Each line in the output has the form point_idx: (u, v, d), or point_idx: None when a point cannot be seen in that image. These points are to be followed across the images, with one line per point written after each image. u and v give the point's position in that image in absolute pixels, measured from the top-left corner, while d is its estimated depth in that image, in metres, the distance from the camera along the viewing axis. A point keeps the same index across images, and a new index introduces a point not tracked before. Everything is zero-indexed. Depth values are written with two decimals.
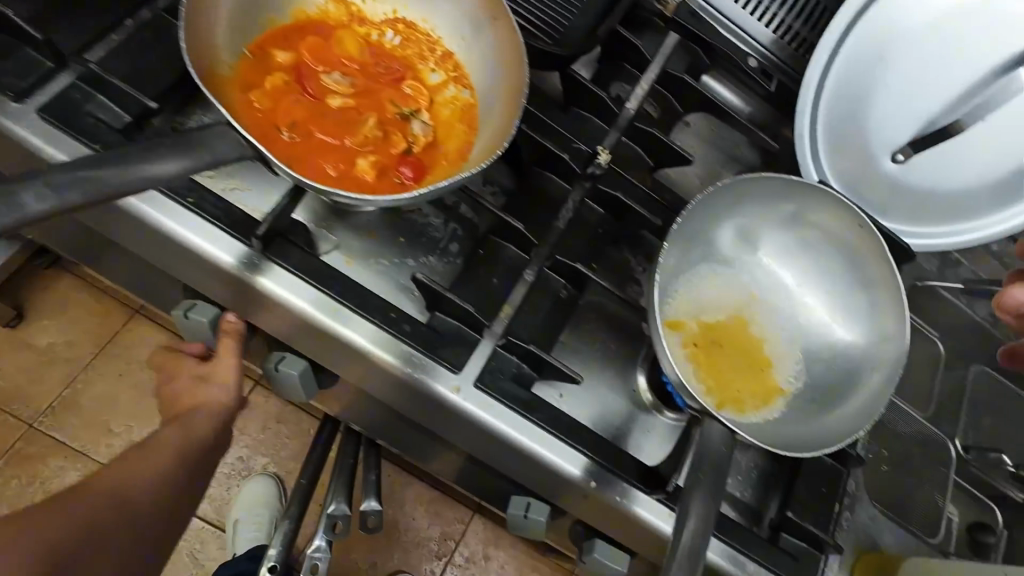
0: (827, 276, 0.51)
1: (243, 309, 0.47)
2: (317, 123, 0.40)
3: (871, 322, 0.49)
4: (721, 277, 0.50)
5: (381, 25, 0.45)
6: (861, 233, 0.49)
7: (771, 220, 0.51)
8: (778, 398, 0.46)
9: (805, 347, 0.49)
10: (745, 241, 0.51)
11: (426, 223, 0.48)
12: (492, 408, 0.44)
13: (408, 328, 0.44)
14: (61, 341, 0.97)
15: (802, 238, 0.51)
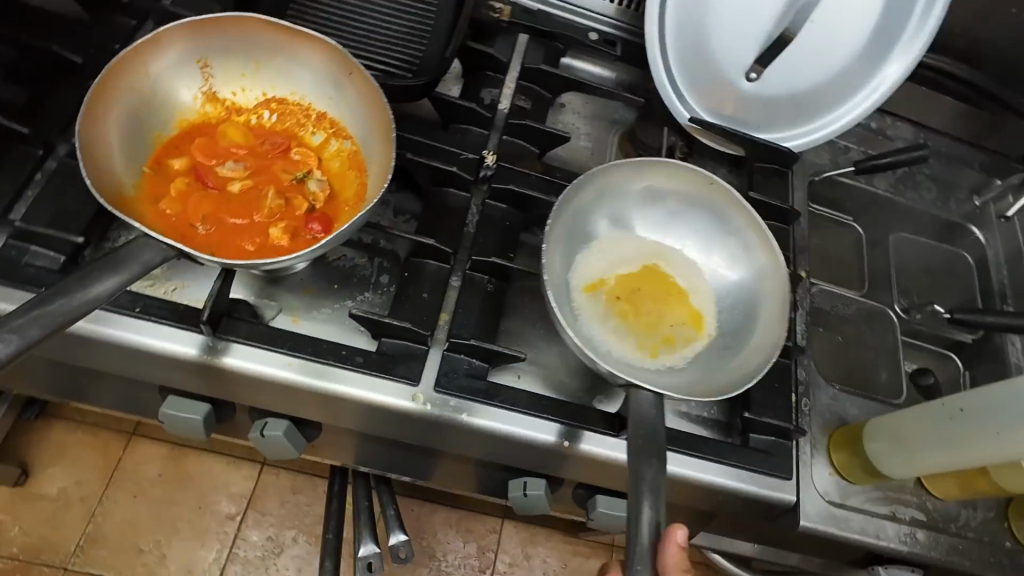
0: (698, 241, 0.56)
1: (213, 390, 0.51)
2: (226, 210, 0.45)
3: (747, 263, 0.54)
4: (607, 269, 0.53)
5: (257, 108, 0.50)
6: (713, 189, 0.55)
7: (640, 193, 0.56)
8: (689, 355, 0.50)
9: (701, 304, 0.53)
10: (624, 217, 0.55)
11: (354, 265, 0.55)
12: (455, 405, 0.48)
13: (360, 359, 0.47)
14: (71, 483, 1.00)
15: (671, 199, 0.56)
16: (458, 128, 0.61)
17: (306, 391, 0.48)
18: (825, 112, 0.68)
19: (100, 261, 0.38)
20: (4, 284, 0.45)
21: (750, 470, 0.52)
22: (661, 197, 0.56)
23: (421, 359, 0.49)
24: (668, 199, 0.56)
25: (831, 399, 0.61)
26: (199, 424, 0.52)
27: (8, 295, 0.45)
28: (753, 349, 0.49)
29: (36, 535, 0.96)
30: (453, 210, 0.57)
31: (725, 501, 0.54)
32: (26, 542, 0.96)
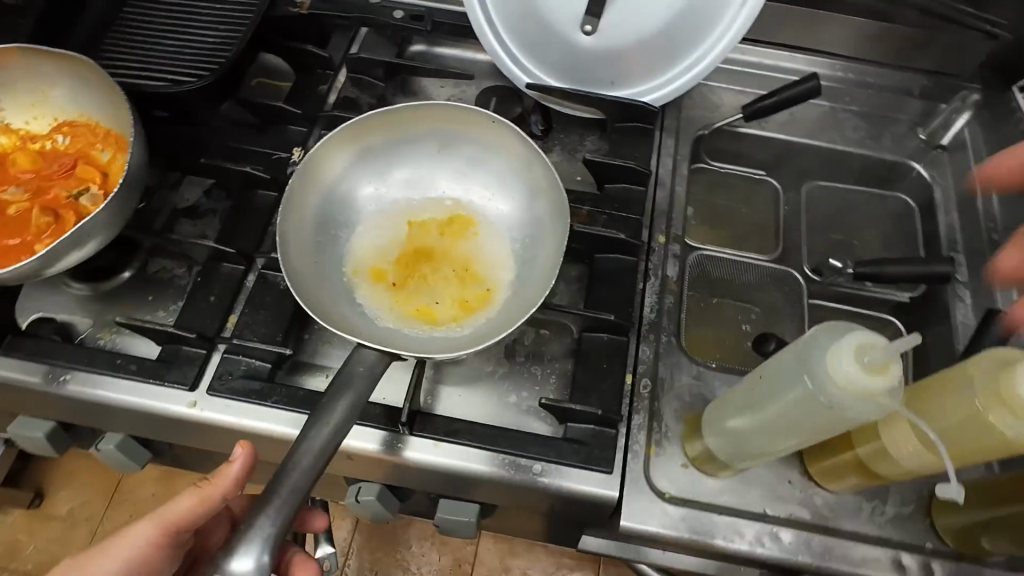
0: (487, 184, 0.53)
1: (35, 409, 0.53)
2: (2, 233, 0.48)
3: (536, 203, 0.51)
4: (384, 225, 0.51)
5: (52, 134, 0.53)
6: (496, 129, 0.51)
7: (425, 158, 0.54)
8: (461, 304, 0.47)
9: (486, 252, 0.50)
10: (403, 183, 0.53)
11: (171, 275, 0.56)
12: (229, 408, 0.47)
13: (134, 367, 0.48)
14: (78, 504, 1.10)
15: (458, 165, 0.54)
16: (280, 129, 0.61)
17: (90, 401, 0.48)
18: (675, 60, 0.61)
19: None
20: None
21: (558, 465, 0.46)
22: (448, 162, 0.53)
23: (196, 362, 0.48)
24: (457, 165, 0.53)
25: (692, 377, 0.52)
26: (39, 440, 0.54)
27: None
28: (513, 316, 0.45)
29: (48, 553, 1.06)
30: (262, 210, 0.56)
31: (543, 500, 0.47)
32: (40, 560, 1.06)
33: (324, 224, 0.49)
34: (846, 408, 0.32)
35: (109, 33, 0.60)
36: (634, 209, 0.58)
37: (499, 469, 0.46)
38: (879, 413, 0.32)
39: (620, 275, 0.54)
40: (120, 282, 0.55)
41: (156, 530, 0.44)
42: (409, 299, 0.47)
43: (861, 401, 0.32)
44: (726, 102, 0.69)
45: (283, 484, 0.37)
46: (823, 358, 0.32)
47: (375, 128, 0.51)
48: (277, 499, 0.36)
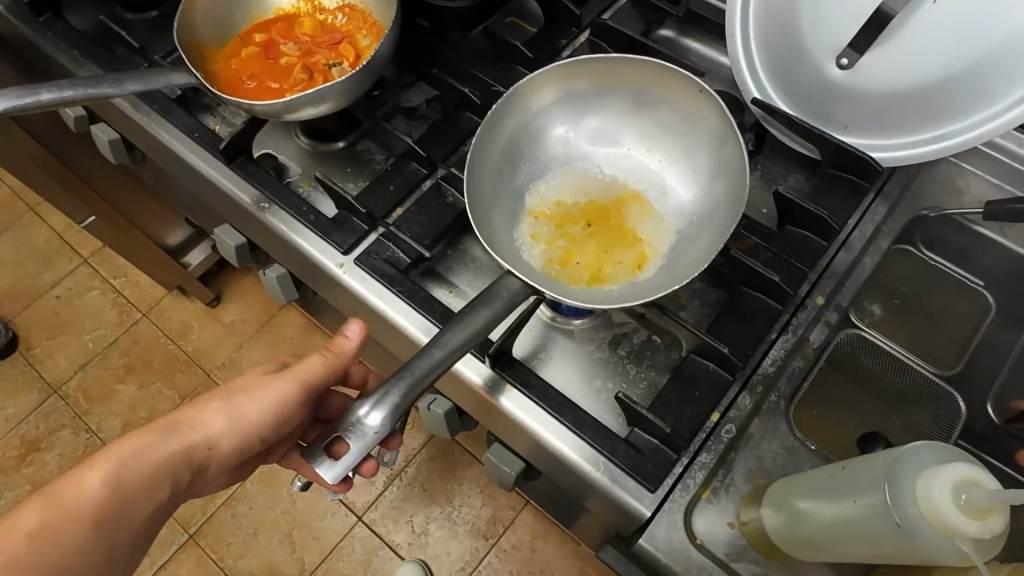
0: (677, 154, 0.52)
1: (235, 222, 0.65)
2: (270, 76, 0.60)
3: (716, 185, 0.50)
4: (566, 165, 0.53)
5: (334, 12, 0.64)
6: (704, 104, 0.50)
7: (621, 112, 0.53)
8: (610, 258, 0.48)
9: (652, 216, 0.50)
10: (593, 132, 0.54)
11: (371, 158, 0.65)
12: (365, 280, 0.54)
13: (312, 217, 0.57)
14: (240, 318, 1.33)
15: (647, 126, 0.53)
16: (506, 66, 0.66)
17: (272, 229, 0.58)
18: (935, 126, 0.54)
19: (145, 73, 0.53)
20: (139, 97, 0.64)
21: (606, 459, 0.46)
22: (639, 122, 0.53)
23: (356, 233, 0.56)
24: (647, 127, 0.53)
25: (783, 448, 0.48)
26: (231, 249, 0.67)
27: (134, 105, 0.64)
28: (657, 286, 0.46)
29: (207, 343, 1.31)
30: (460, 132, 0.62)
31: (578, 485, 0.48)
32: (200, 345, 1.31)
33: (511, 151, 0.52)
34: (922, 534, 0.30)
35: None
36: (803, 261, 0.53)
37: (552, 437, 0.47)
38: (960, 556, 0.30)
39: (753, 317, 0.51)
40: (336, 147, 0.65)
41: (293, 390, 0.50)
42: (567, 244, 0.48)
43: (943, 535, 0.30)
44: (973, 191, 0.59)
45: (419, 363, 0.41)
46: (917, 478, 0.31)
47: (584, 74, 0.52)
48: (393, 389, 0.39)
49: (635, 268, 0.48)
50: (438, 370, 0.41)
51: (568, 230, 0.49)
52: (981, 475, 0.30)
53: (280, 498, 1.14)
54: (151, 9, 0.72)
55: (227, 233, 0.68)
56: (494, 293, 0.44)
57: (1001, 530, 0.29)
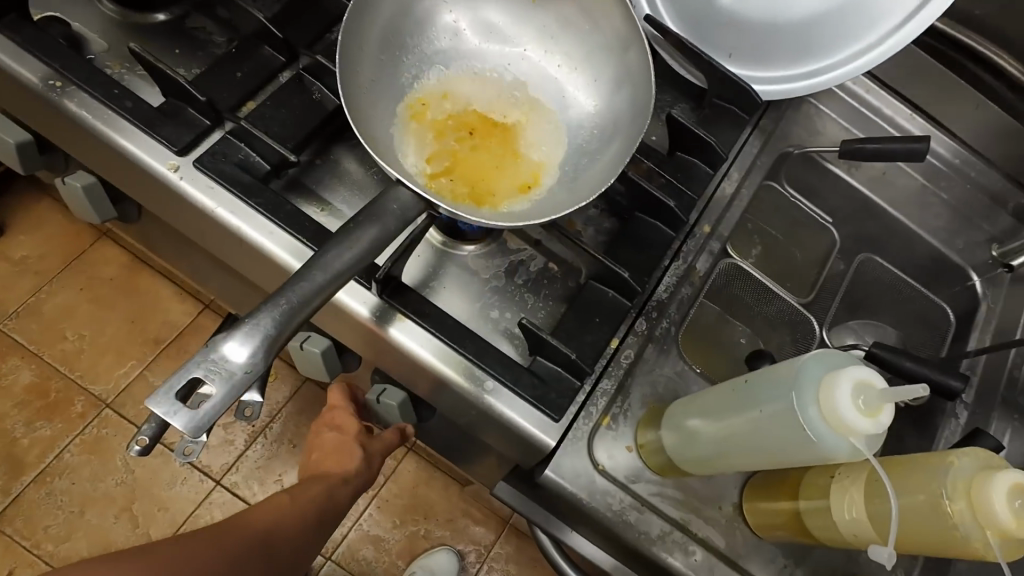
0: (579, 58, 0.48)
1: (21, 113, 0.50)
2: None
3: (619, 94, 0.46)
4: (457, 63, 0.47)
5: None
6: (608, 2, 0.45)
7: (519, 7, 0.48)
8: (507, 169, 0.43)
9: (552, 126, 0.46)
10: (488, 27, 0.48)
11: (208, 39, 0.51)
12: (209, 188, 0.44)
13: (128, 105, 0.44)
14: (34, 254, 1.07)
15: (548, 22, 0.48)
16: None
17: (77, 121, 0.44)
18: (806, 60, 0.56)
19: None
20: None
21: (509, 390, 0.43)
22: (538, 20, 0.48)
23: (194, 129, 0.44)
24: (547, 23, 0.48)
25: (674, 372, 0.49)
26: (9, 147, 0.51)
27: None
28: (557, 200, 0.42)
29: None
30: (326, 15, 0.51)
31: (475, 417, 0.45)
32: None
33: (392, 40, 0.44)
34: (824, 435, 0.32)
35: None
36: (692, 188, 0.54)
37: (449, 369, 0.43)
38: (853, 452, 0.32)
39: (647, 245, 0.51)
40: (159, 21, 0.51)
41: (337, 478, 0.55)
42: (452, 154, 0.42)
43: (841, 434, 0.32)
44: (829, 132, 0.64)
45: (297, 287, 0.34)
46: (819, 383, 0.33)
47: None
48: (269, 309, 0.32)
49: (533, 182, 0.43)
50: (321, 292, 0.34)
51: (452, 138, 0.43)
52: (871, 377, 0.32)
53: (110, 467, 0.99)
54: None
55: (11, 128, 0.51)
56: (382, 208, 0.37)
57: (887, 424, 0.32)
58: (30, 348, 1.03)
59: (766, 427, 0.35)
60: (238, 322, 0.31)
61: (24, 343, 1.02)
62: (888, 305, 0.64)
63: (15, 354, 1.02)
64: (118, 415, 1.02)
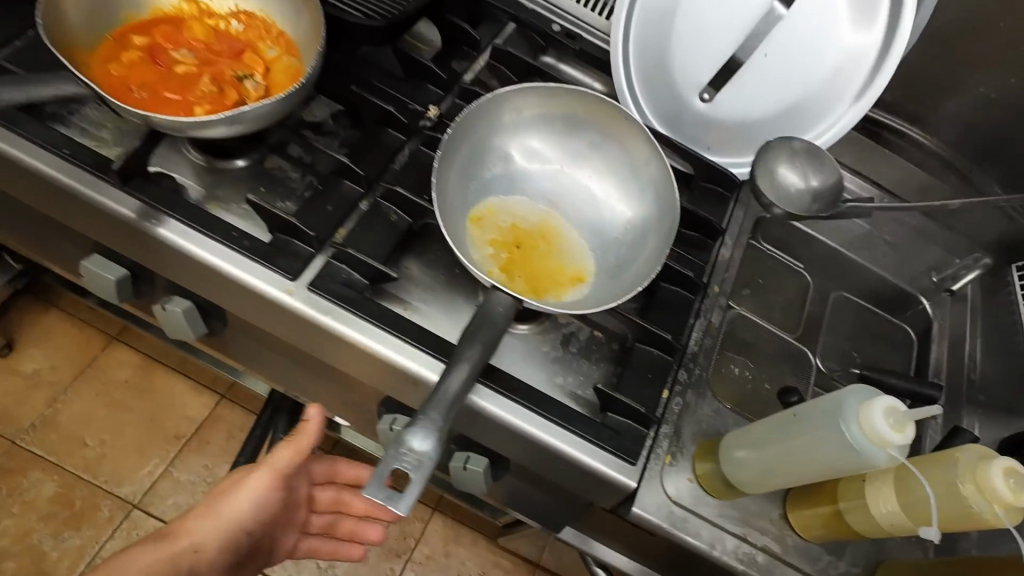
0: (609, 170, 0.58)
1: (139, 256, 0.57)
2: (163, 84, 0.49)
3: (647, 198, 0.56)
4: (510, 183, 0.56)
5: (226, 16, 0.55)
6: (631, 126, 0.56)
7: (555, 133, 0.58)
8: (559, 274, 0.53)
9: (594, 230, 0.56)
10: (531, 151, 0.58)
11: (285, 176, 0.59)
12: (324, 307, 0.52)
13: (246, 244, 0.53)
14: (46, 366, 1.12)
15: (578, 146, 0.58)
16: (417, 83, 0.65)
17: (200, 261, 0.53)
18: None
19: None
20: None
21: (593, 445, 0.52)
22: (572, 143, 0.58)
23: (303, 258, 0.53)
24: (577, 145, 0.58)
25: (713, 411, 0.59)
26: (110, 284, 0.57)
27: None
28: (611, 294, 0.51)
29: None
30: (388, 147, 0.60)
31: (565, 470, 0.54)
32: None
33: (459, 172, 0.54)
34: (868, 449, 0.43)
35: None
36: (700, 256, 0.65)
37: (543, 433, 0.52)
38: (890, 459, 0.43)
39: (676, 307, 0.61)
40: (240, 166, 0.58)
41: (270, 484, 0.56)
42: (512, 258, 0.52)
43: (880, 447, 0.42)
44: None
45: (447, 384, 0.42)
46: (857, 408, 0.43)
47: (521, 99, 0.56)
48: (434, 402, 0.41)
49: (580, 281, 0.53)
50: (466, 384, 0.43)
51: (512, 250, 0.53)
52: (897, 402, 0.43)
53: None
54: None
55: (109, 266, 0.57)
56: (489, 311, 0.46)
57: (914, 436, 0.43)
58: (51, 459, 1.04)
59: (819, 448, 0.45)
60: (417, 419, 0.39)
61: (45, 455, 1.04)
62: (862, 331, 0.76)
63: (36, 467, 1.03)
64: (146, 515, 1.03)
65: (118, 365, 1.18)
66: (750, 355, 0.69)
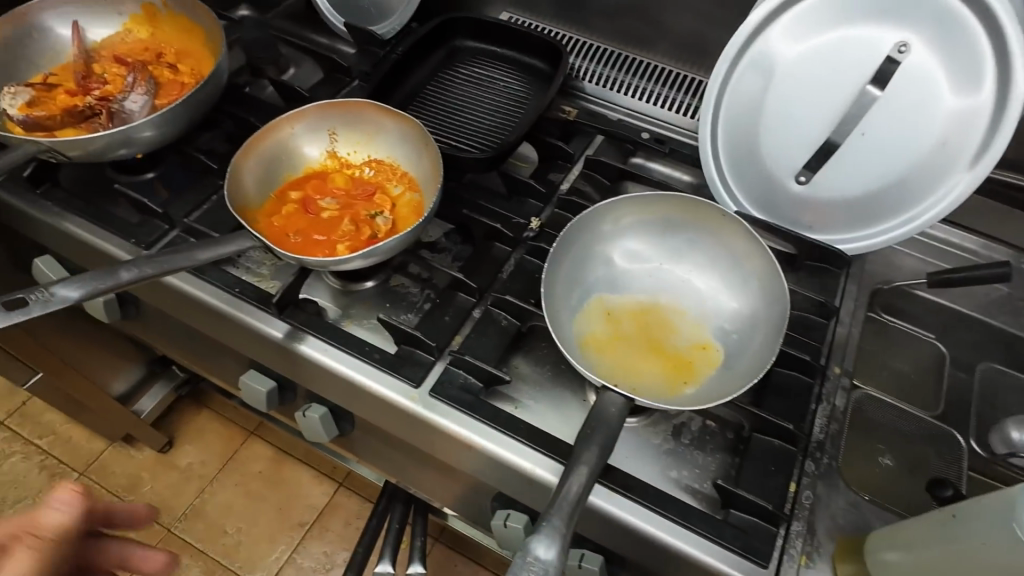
0: (710, 265, 0.60)
1: (284, 369, 0.66)
2: (313, 229, 0.62)
3: (755, 289, 0.57)
4: (614, 287, 0.59)
5: (361, 165, 0.68)
6: (728, 222, 0.59)
7: (653, 235, 0.62)
8: (674, 368, 0.54)
9: (703, 325, 0.57)
10: (632, 254, 0.61)
11: (407, 291, 0.68)
12: (446, 412, 0.57)
13: (377, 355, 0.59)
14: (197, 461, 1.39)
15: (678, 245, 0.61)
16: (519, 199, 0.74)
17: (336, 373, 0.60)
18: (876, 221, 0.68)
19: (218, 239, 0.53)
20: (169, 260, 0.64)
21: (719, 546, 0.50)
22: (671, 242, 0.61)
23: (425, 366, 0.59)
24: (676, 244, 0.61)
25: (849, 503, 0.55)
26: (263, 394, 0.68)
27: None
28: (731, 387, 0.51)
29: (162, 496, 1.33)
30: (497, 259, 0.68)
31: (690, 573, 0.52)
32: (155, 499, 1.33)
33: (566, 280, 0.58)
34: None
35: (412, 100, 0.79)
36: (815, 337, 0.63)
37: (667, 533, 0.51)
38: None
39: (796, 393, 0.59)
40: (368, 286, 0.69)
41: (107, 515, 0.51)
42: (629, 354, 0.55)
43: None
44: (907, 267, 0.74)
45: (567, 488, 0.44)
46: None
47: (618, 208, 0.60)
48: (556, 508, 0.43)
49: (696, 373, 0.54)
50: (587, 487, 0.44)
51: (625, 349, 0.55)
52: None
53: None
54: (149, 169, 0.73)
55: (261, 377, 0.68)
56: (603, 413, 0.48)
57: None
58: (197, 546, 1.28)
59: (994, 554, 0.41)
60: (540, 529, 0.41)
61: (194, 542, 1.28)
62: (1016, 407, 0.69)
63: (187, 553, 1.27)
64: None
65: (254, 459, 1.41)
66: (881, 439, 0.65)
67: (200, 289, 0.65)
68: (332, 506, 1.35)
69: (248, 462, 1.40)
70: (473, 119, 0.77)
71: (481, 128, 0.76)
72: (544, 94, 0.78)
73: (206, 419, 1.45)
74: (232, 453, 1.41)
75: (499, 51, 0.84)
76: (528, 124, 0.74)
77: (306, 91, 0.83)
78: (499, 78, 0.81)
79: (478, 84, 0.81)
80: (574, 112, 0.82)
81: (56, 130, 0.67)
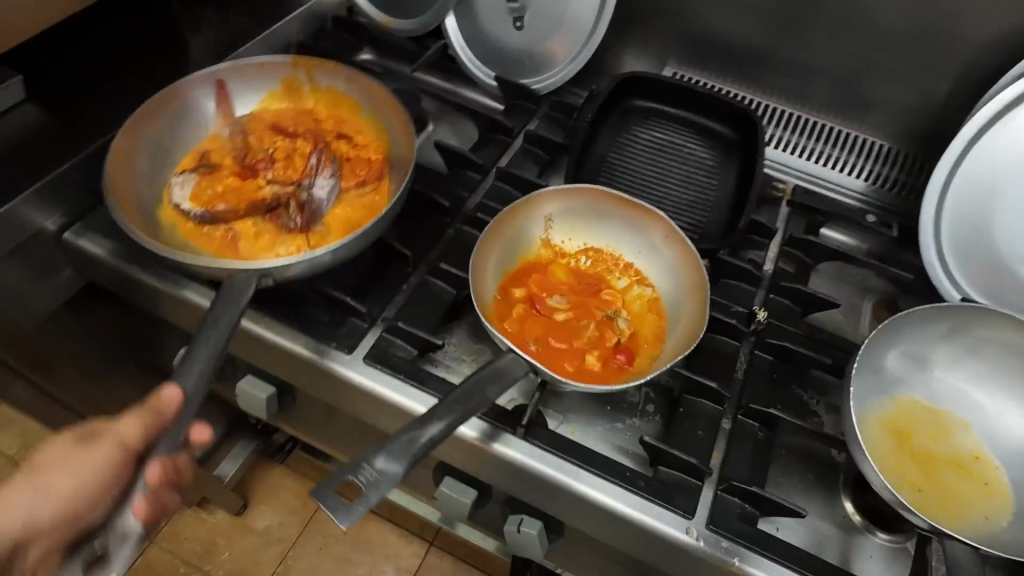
0: (992, 375, 0.57)
1: (490, 478, 0.58)
2: (551, 334, 0.55)
3: None
4: (893, 394, 0.57)
5: (576, 254, 0.62)
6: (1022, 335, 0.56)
7: (930, 337, 0.59)
8: (984, 489, 0.52)
9: (996, 445, 0.55)
10: (907, 358, 0.58)
11: (627, 391, 0.63)
12: (730, 549, 0.51)
13: (643, 483, 0.52)
14: (275, 523, 1.32)
15: (956, 349, 0.59)
16: (727, 283, 0.68)
17: (591, 503, 0.52)
18: None
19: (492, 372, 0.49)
20: (380, 367, 0.57)
21: None
22: (948, 346, 0.59)
23: (696, 494, 0.53)
24: (953, 349, 0.59)
25: None
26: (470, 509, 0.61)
27: (377, 377, 0.57)
28: None
29: (241, 563, 1.27)
30: (727, 355, 0.62)
31: None
32: (234, 567, 1.27)
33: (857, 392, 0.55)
34: None
35: (601, 168, 0.73)
36: None
37: None
38: None
39: None
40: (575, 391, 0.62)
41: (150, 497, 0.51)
42: (937, 477, 0.52)
43: None
44: None
45: None
46: None
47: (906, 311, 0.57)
48: None
49: (1003, 493, 0.52)
50: None
51: (930, 471, 0.52)
52: None
53: None
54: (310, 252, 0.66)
55: (463, 489, 0.62)
56: None
57: None
58: None
59: None
60: None
61: None
62: None
63: None
64: None
65: (335, 516, 1.34)
66: None
67: (408, 404, 0.56)
68: (424, 566, 1.30)
69: (330, 522, 1.33)
70: (665, 191, 0.72)
71: (683, 202, 0.71)
72: (736, 165, 0.73)
73: (280, 475, 1.38)
74: (312, 509, 1.34)
75: (673, 113, 0.78)
76: (731, 203, 0.70)
77: (471, 155, 0.77)
78: (679, 144, 0.76)
79: (659, 152, 0.75)
80: (789, 189, 0.77)
81: (241, 231, 0.60)
